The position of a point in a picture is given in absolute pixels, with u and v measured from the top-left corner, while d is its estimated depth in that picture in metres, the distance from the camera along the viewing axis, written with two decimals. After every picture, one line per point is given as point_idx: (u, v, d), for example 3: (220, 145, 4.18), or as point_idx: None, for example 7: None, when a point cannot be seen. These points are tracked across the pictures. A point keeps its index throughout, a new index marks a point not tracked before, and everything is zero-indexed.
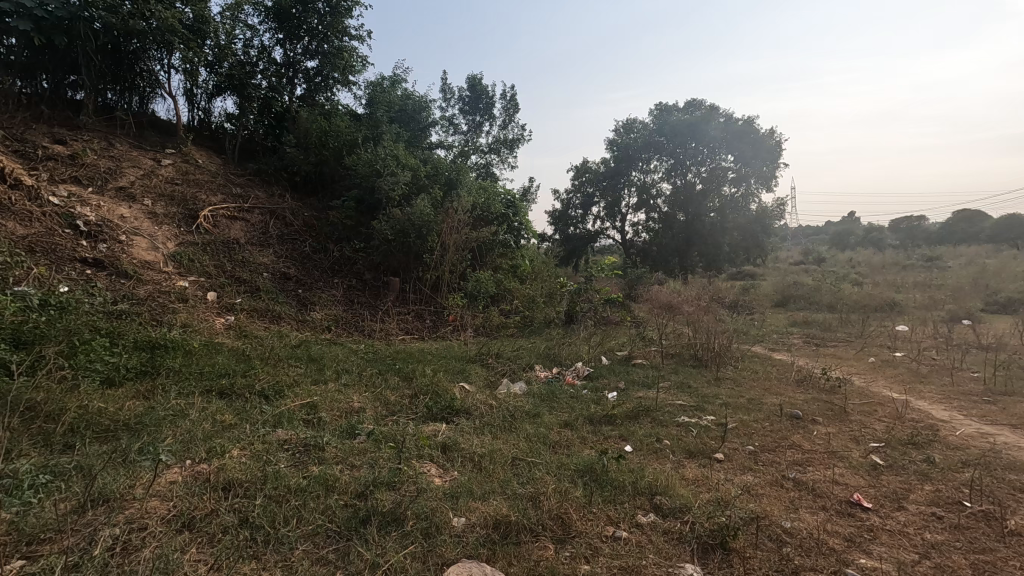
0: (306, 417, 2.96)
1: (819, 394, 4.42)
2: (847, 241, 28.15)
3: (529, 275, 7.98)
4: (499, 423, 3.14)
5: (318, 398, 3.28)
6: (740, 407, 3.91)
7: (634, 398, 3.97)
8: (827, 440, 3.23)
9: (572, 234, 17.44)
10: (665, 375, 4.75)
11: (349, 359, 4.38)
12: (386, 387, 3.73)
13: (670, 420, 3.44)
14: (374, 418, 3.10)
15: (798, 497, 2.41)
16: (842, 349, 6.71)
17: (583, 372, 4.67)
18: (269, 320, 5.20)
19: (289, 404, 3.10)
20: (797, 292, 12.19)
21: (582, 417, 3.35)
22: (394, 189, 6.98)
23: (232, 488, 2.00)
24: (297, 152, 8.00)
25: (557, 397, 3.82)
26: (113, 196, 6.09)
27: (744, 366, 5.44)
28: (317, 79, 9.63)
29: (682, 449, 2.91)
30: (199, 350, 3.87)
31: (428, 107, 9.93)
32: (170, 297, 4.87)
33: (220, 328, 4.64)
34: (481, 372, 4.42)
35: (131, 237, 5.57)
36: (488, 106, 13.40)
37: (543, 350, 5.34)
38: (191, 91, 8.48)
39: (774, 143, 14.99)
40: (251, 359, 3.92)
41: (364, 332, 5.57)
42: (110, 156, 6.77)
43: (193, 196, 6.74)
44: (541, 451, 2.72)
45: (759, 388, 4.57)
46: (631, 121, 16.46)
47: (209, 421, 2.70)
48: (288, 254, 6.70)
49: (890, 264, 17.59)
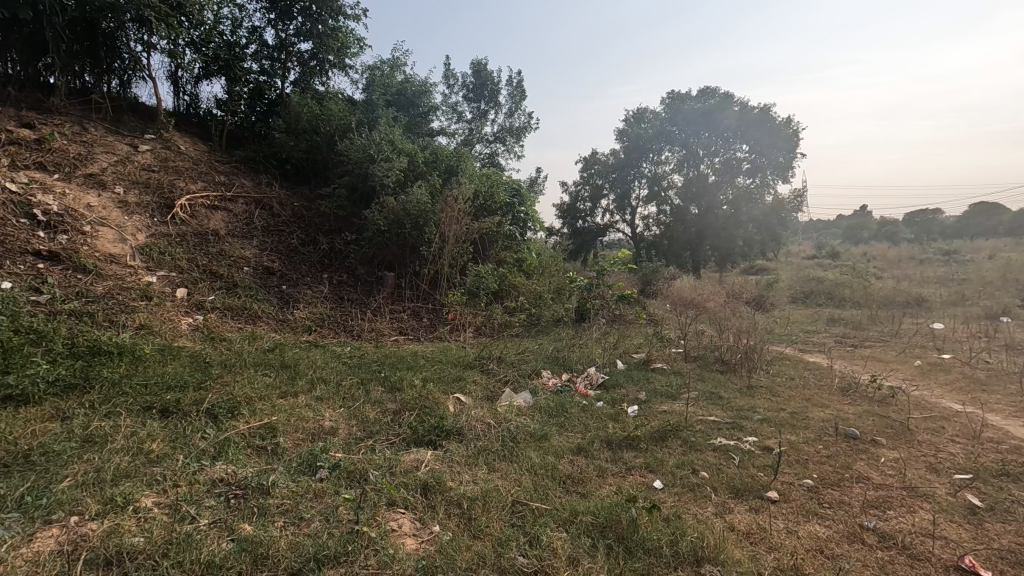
0: (259, 444, 2.42)
1: (872, 406, 3.81)
2: (861, 235, 27.33)
3: (536, 269, 7.39)
4: (497, 449, 2.58)
5: (279, 418, 2.72)
6: (783, 424, 3.32)
7: (659, 412, 3.37)
8: (899, 471, 2.64)
9: (581, 228, 16.82)
10: (692, 383, 4.16)
11: (329, 365, 3.82)
12: (366, 401, 3.17)
13: (704, 442, 2.86)
14: (344, 444, 2.54)
15: (889, 560, 1.83)
16: (881, 351, 6.08)
17: (597, 380, 4.08)
18: (244, 321, 4.65)
19: (240, 427, 2.55)
20: (819, 288, 11.51)
21: (598, 440, 2.78)
22: (389, 176, 6.41)
23: (118, 565, 1.45)
24: (287, 137, 7.44)
25: (569, 413, 3.24)
26: (80, 183, 5.57)
27: (778, 370, 4.84)
28: (311, 62, 9.08)
29: (725, 485, 2.33)
30: (150, 357, 3.33)
31: (428, 92, 9.36)
32: (131, 294, 4.32)
33: (185, 329, 4.09)
34: (480, 381, 3.85)
35: (96, 228, 5.03)
36: (494, 93, 12.81)
37: (551, 353, 4.76)
38: (176, 74, 7.95)
39: (791, 132, 14.31)
40: (211, 366, 3.37)
41: (352, 332, 5.03)
42: (81, 141, 6.25)
43: (170, 183, 6.20)
44: (550, 493, 2.16)
45: (801, 398, 3.97)
46: (641, 110, 15.79)
47: (131, 453, 2.15)
48: (274, 247, 6.16)
49: (907, 258, 16.88)
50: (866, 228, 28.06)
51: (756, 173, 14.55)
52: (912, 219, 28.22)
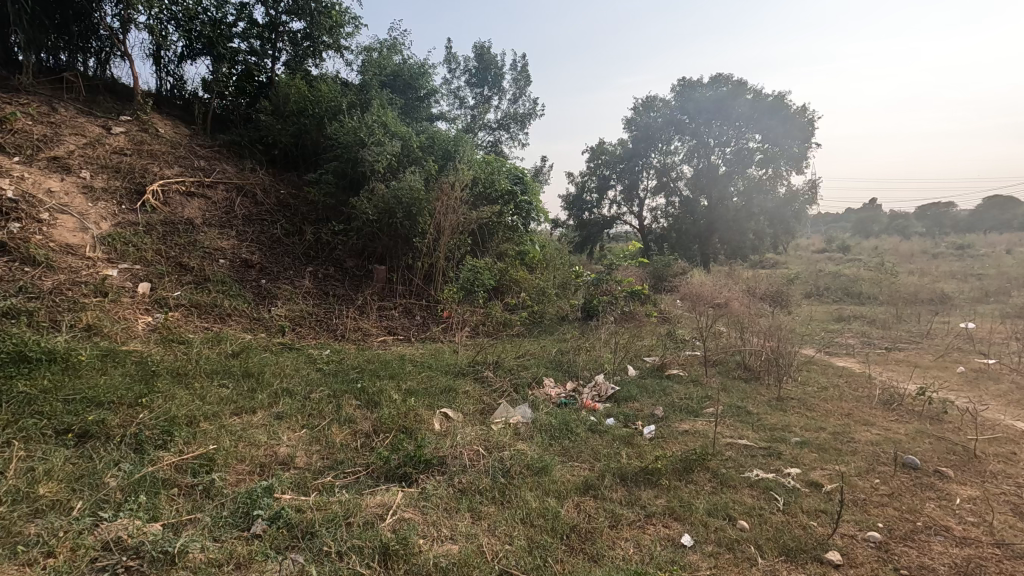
0: (188, 483, 1.94)
1: (925, 425, 3.29)
2: (871, 230, 26.66)
3: (538, 263, 6.90)
4: (484, 488, 2.10)
5: (223, 445, 2.24)
6: (827, 448, 2.82)
7: (681, 434, 2.88)
8: (983, 518, 2.14)
9: (586, 219, 16.21)
10: (715, 394, 3.66)
11: (301, 373, 3.33)
12: (336, 419, 2.69)
13: (738, 476, 2.37)
14: (295, 481, 2.07)
15: None
16: (915, 354, 5.54)
17: (606, 392, 3.55)
18: (212, 320, 4.17)
19: (170, 458, 2.06)
20: (837, 283, 10.94)
21: (610, 474, 2.30)
22: (380, 161, 5.91)
23: None
24: (273, 120, 6.94)
25: (575, 435, 2.74)
26: (43, 166, 5.09)
27: (809, 378, 4.34)
28: (304, 43, 8.56)
29: (773, 543, 1.84)
30: (86, 366, 2.85)
31: (427, 74, 8.83)
32: (83, 290, 3.84)
33: (139, 331, 3.62)
34: (473, 393, 3.36)
35: (55, 215, 4.57)
36: (497, 78, 12.25)
37: (555, 358, 4.26)
38: (157, 53, 7.44)
39: (806, 120, 13.70)
40: (158, 376, 2.89)
41: (335, 333, 4.56)
42: (48, 122, 5.76)
43: (143, 167, 5.71)
44: (551, 557, 1.69)
45: (840, 414, 3.46)
46: (651, 97, 15.15)
47: (10, 500, 1.67)
48: (255, 238, 5.68)
49: (922, 251, 16.28)
50: (877, 221, 27.33)
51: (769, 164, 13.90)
52: (925, 211, 27.39)
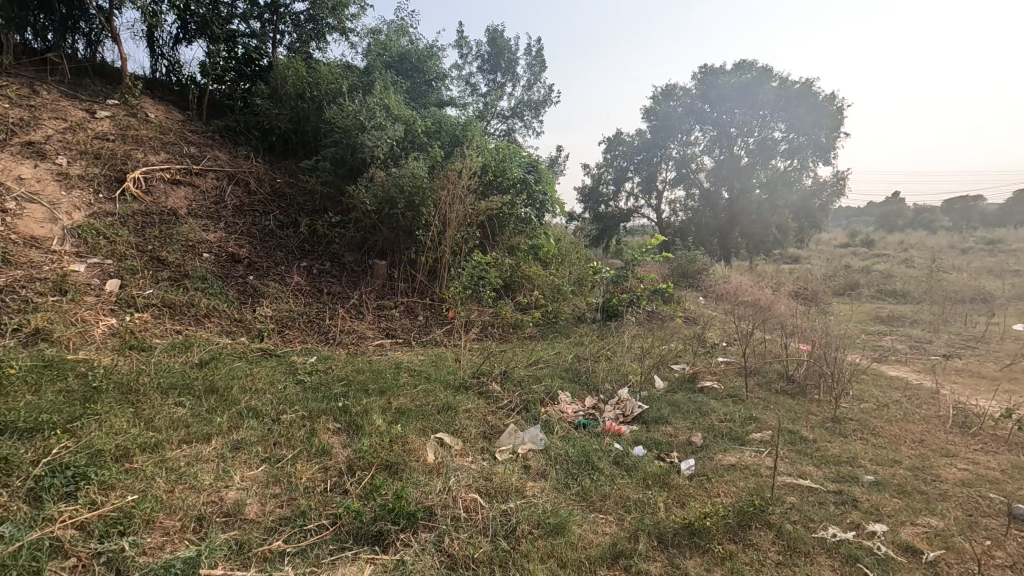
0: (87, 557, 1.47)
1: (1020, 458, 2.72)
2: (895, 225, 25.68)
3: (553, 258, 6.39)
4: (482, 559, 1.60)
5: (152, 493, 1.76)
6: (912, 492, 2.27)
7: (727, 470, 2.35)
8: None
9: (602, 212, 15.57)
10: (760, 415, 3.12)
11: (278, 387, 2.85)
12: (307, 451, 2.21)
13: (810, 535, 1.85)
14: (235, 545, 1.60)
15: None
16: (977, 362, 4.91)
17: (632, 411, 3.02)
18: (186, 323, 3.73)
19: (72, 517, 1.58)
20: (873, 280, 10.21)
21: (646, 536, 1.78)
22: (380, 146, 5.43)
23: None
24: (270, 105, 6.48)
25: (598, 473, 2.23)
26: (14, 151, 4.67)
27: (865, 393, 3.76)
28: (308, 25, 8.08)
29: None
30: (16, 380, 2.39)
31: (436, 56, 8.31)
32: (40, 288, 3.41)
33: (97, 336, 3.18)
34: (476, 411, 2.85)
35: (22, 205, 4.15)
36: (510, 64, 11.69)
37: (571, 367, 3.74)
38: (151, 34, 7.01)
39: (836, 108, 12.87)
40: (100, 396, 2.41)
41: (324, 336, 4.09)
42: (27, 105, 5.34)
43: (126, 153, 5.29)
44: None
45: (912, 442, 2.89)
46: (671, 86, 14.43)
47: None
48: (244, 231, 5.24)
49: (957, 247, 15.40)
50: (901, 215, 26.36)
51: (794, 155, 13.19)
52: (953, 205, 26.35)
